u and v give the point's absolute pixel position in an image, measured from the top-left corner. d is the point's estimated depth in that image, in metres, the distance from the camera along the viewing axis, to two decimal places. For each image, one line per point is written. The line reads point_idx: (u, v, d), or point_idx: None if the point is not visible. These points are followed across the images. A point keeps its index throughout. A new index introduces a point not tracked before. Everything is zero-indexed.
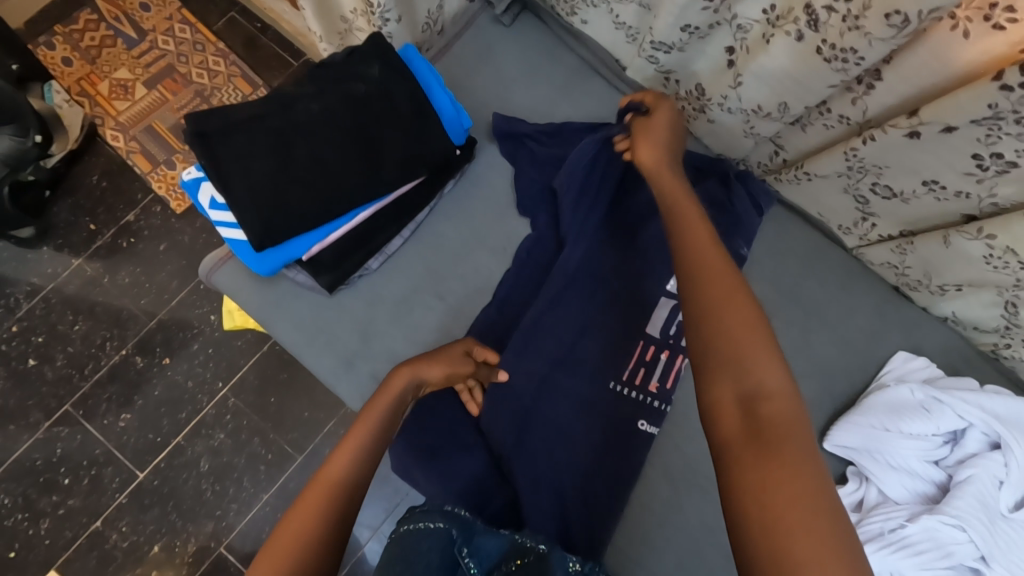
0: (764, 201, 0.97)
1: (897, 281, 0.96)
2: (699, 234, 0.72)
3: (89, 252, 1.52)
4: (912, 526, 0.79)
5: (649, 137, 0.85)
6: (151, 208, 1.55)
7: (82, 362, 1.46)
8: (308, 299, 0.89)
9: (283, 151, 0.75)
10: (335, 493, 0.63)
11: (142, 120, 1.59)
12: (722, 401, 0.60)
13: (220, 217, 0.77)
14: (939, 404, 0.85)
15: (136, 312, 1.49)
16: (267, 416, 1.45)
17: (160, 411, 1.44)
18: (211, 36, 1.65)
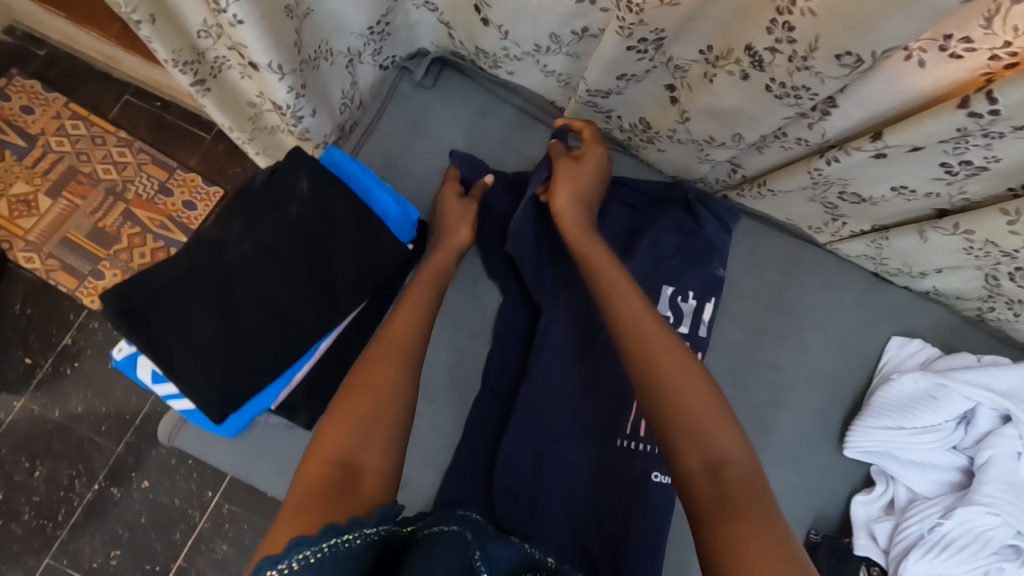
0: (730, 217, 0.91)
1: (876, 269, 0.95)
2: (631, 301, 0.72)
3: (30, 389, 1.38)
4: (948, 522, 0.78)
5: (572, 180, 0.82)
6: (88, 325, 1.41)
7: (53, 508, 1.33)
8: (287, 439, 0.81)
9: (221, 305, 0.68)
10: (401, 350, 0.67)
11: (54, 233, 1.45)
12: (690, 467, 0.60)
13: (166, 391, 0.68)
14: (944, 390, 0.83)
15: (98, 441, 1.37)
16: (268, 513, 1.37)
17: (151, 537, 1.34)
18: (110, 126, 1.51)
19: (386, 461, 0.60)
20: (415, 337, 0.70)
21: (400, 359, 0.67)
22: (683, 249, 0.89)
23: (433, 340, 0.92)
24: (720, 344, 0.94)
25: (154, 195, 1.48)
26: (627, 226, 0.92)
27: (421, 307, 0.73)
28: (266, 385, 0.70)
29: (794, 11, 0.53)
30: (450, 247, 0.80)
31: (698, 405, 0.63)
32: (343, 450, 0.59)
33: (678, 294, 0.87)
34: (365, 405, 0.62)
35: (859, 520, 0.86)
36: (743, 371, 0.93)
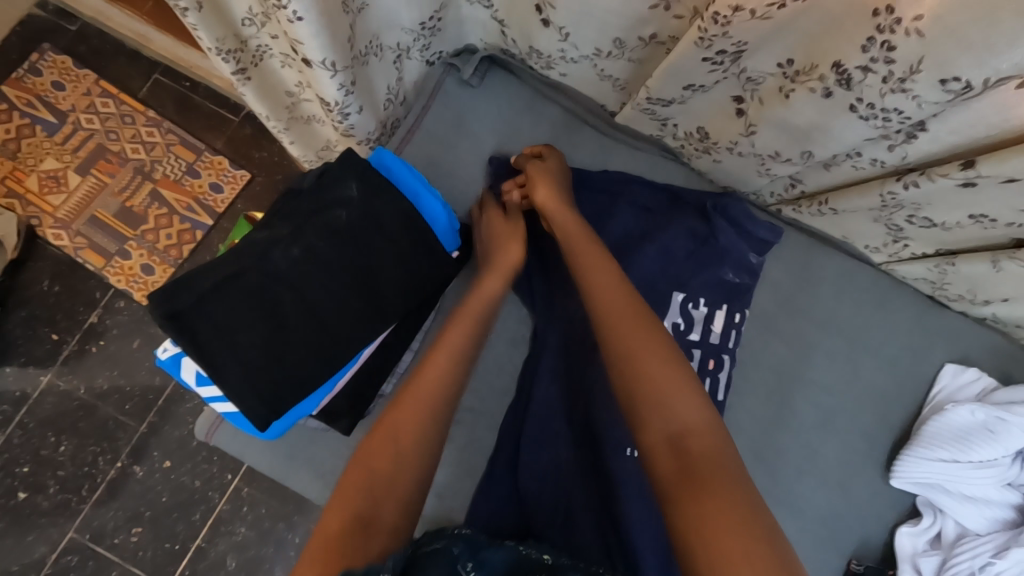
0: (748, 222, 0.87)
1: (933, 292, 0.91)
2: (602, 274, 0.71)
3: (57, 365, 1.39)
4: (1001, 562, 0.75)
5: (546, 177, 0.82)
6: (114, 304, 1.41)
7: (77, 483, 1.35)
8: (324, 442, 0.81)
9: (268, 311, 0.67)
10: (430, 396, 0.64)
11: (83, 211, 1.44)
12: (652, 440, 0.59)
13: (210, 393, 0.67)
14: (1003, 423, 0.80)
15: (123, 419, 1.38)
16: (287, 500, 1.38)
17: (172, 517, 1.35)
18: (139, 105, 1.50)
19: (403, 518, 0.58)
20: (447, 376, 0.66)
21: (435, 401, 0.64)
22: (694, 255, 0.88)
23: None
24: (763, 362, 0.91)
25: (182, 176, 1.47)
26: (644, 226, 0.90)
27: (463, 344, 0.68)
28: (311, 394, 0.69)
29: (897, 31, 0.50)
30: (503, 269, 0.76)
31: (662, 377, 0.62)
32: (364, 502, 0.58)
33: (689, 300, 0.87)
34: (389, 453, 0.61)
35: (903, 552, 0.84)
36: (787, 392, 0.90)
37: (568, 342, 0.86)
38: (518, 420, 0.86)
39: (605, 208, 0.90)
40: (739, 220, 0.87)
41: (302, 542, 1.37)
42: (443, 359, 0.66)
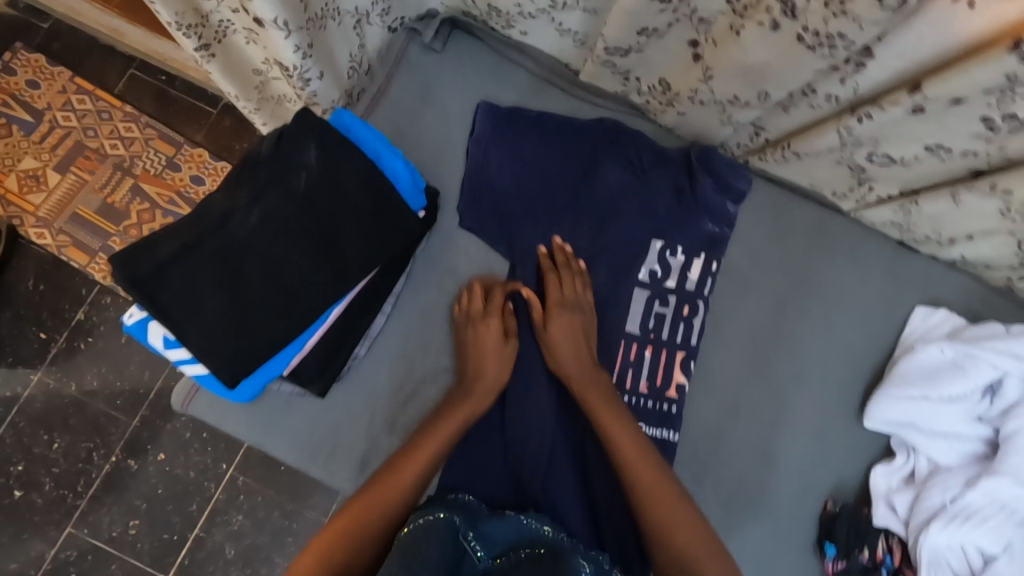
0: (732, 172, 0.89)
1: (902, 237, 0.92)
2: (610, 410, 0.78)
3: (46, 363, 1.39)
4: (972, 493, 0.76)
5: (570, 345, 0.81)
6: (100, 301, 1.41)
7: (72, 479, 1.35)
8: (300, 407, 0.81)
9: (230, 278, 0.66)
10: (401, 491, 0.71)
11: (64, 209, 1.44)
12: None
13: (179, 356, 0.68)
14: (972, 359, 0.81)
15: (114, 414, 1.38)
16: (281, 487, 1.39)
17: (168, 507, 1.36)
18: (116, 101, 1.49)
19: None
20: (423, 470, 0.73)
21: (402, 497, 0.71)
22: (675, 208, 0.89)
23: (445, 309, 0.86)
24: (740, 314, 0.91)
25: (162, 171, 1.47)
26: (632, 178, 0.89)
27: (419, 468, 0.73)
28: (279, 353, 0.69)
29: None
30: (484, 392, 0.79)
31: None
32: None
33: (667, 248, 0.89)
34: (371, 531, 0.68)
35: (878, 491, 0.84)
36: (764, 343, 0.90)
37: (532, 299, 0.87)
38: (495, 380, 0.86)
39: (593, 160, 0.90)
40: (722, 173, 0.89)
41: (299, 528, 1.38)
42: (418, 457, 0.73)
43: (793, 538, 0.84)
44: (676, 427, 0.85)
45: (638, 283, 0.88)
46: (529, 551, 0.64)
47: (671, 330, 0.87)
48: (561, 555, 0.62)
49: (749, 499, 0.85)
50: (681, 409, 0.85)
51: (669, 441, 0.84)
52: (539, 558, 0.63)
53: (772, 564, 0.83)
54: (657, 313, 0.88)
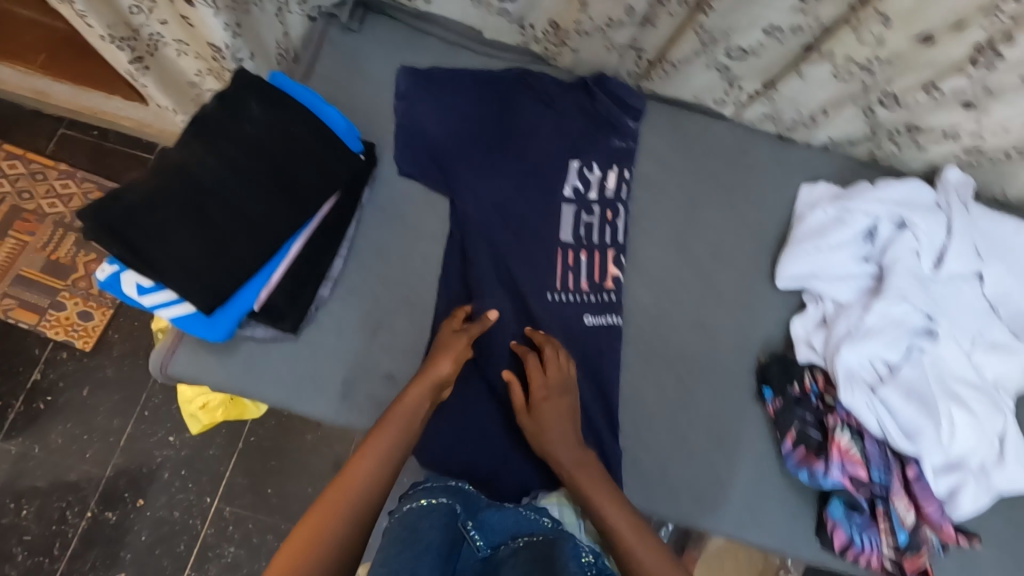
0: (627, 93, 1.03)
1: (778, 129, 1.08)
2: (585, 470, 0.80)
3: (6, 429, 1.53)
4: (870, 315, 0.90)
5: (557, 432, 0.82)
6: (56, 356, 1.59)
7: (48, 543, 1.47)
8: (275, 349, 0.88)
9: (195, 219, 0.74)
10: (356, 505, 0.69)
11: (10, 271, 1.64)
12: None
13: (155, 299, 0.74)
14: (848, 211, 0.98)
15: (86, 469, 1.52)
16: (270, 509, 1.53)
17: (156, 551, 1.48)
18: (49, 162, 1.74)
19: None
20: (373, 478, 0.72)
21: (356, 511, 0.69)
22: (585, 129, 1.03)
23: (397, 247, 0.95)
24: (656, 214, 1.03)
25: None
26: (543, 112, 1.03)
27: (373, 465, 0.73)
28: (248, 283, 0.77)
29: None
30: (426, 379, 0.81)
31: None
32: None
33: (584, 166, 1.01)
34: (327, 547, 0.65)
35: (798, 336, 0.96)
36: (682, 233, 1.03)
37: (474, 227, 0.97)
38: (453, 300, 0.94)
39: (509, 104, 1.03)
40: (619, 94, 1.03)
41: None
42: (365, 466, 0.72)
43: (736, 391, 0.95)
44: (618, 312, 0.96)
45: (565, 200, 1.00)
46: (527, 539, 0.74)
47: (599, 233, 0.99)
48: (556, 540, 0.71)
49: (693, 365, 0.96)
50: (620, 297, 0.97)
51: (614, 325, 0.95)
52: (535, 544, 0.72)
53: (726, 420, 0.93)
54: (585, 222, 0.99)
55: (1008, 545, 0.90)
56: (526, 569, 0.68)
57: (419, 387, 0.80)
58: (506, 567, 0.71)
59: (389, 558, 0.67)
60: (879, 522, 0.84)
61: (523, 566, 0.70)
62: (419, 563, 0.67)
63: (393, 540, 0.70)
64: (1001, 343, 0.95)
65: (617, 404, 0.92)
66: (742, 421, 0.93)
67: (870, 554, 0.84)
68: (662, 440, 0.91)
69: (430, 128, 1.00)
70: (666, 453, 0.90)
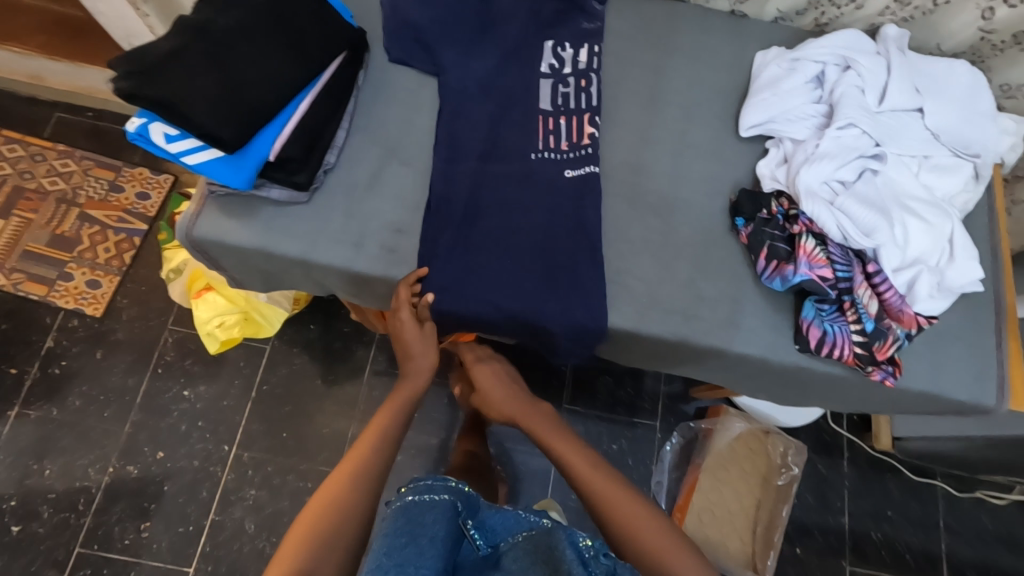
0: None
1: (731, 5, 1.20)
2: (527, 411, 1.05)
3: (23, 395, 1.58)
4: (824, 142, 1.01)
5: (494, 390, 1.10)
6: (68, 323, 1.65)
7: (73, 500, 1.50)
8: (289, 211, 0.96)
9: (214, 68, 0.83)
10: (363, 465, 0.85)
11: (16, 248, 1.71)
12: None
13: (182, 146, 0.84)
14: (798, 62, 1.09)
15: (105, 426, 1.56)
16: (289, 452, 1.56)
17: (180, 501, 1.51)
18: (48, 144, 1.83)
19: (341, 562, 0.75)
20: (382, 441, 0.90)
21: (363, 469, 0.84)
22: (555, 14, 1.14)
23: (394, 125, 1.05)
24: (625, 87, 1.13)
25: (106, 195, 1.78)
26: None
27: (376, 436, 0.91)
28: (264, 132, 0.86)
29: None
30: (419, 370, 1.01)
31: (631, 517, 0.85)
32: (308, 554, 0.73)
33: (558, 45, 1.12)
34: (344, 495, 0.80)
35: (764, 174, 1.06)
36: (651, 98, 1.13)
37: (463, 103, 1.07)
38: (447, 164, 1.02)
39: None
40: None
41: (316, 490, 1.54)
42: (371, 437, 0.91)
43: (711, 229, 1.05)
44: (596, 164, 1.05)
45: (542, 75, 1.10)
46: (525, 535, 0.83)
47: (577, 100, 1.09)
48: (554, 532, 0.81)
49: (670, 209, 1.06)
50: (597, 153, 1.06)
51: (592, 175, 1.04)
52: (533, 538, 0.82)
53: (706, 257, 1.03)
54: (563, 92, 1.09)
55: (962, 340, 1.00)
56: (529, 561, 0.77)
57: (420, 368, 1.02)
58: (506, 561, 0.80)
59: (395, 553, 0.73)
60: (847, 313, 0.94)
61: (524, 558, 0.79)
62: (425, 558, 0.73)
63: (399, 534, 0.75)
64: (944, 162, 1.05)
65: (604, 246, 1.02)
66: (720, 260, 1.02)
67: (843, 343, 0.94)
68: (645, 280, 1.01)
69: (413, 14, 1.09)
70: (648, 290, 1.00)
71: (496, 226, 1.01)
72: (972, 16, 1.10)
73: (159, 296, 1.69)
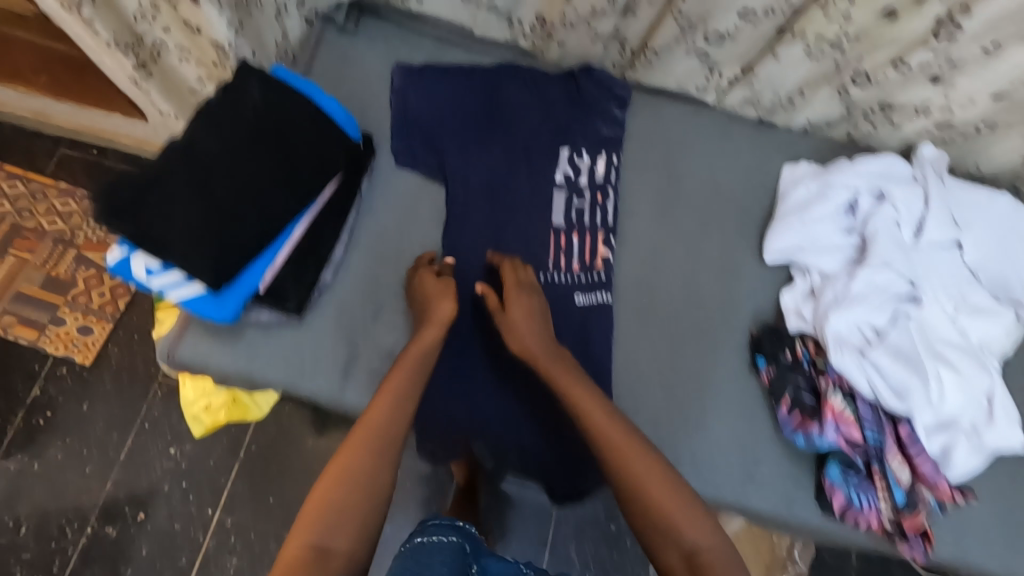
0: (618, 87, 1.08)
1: (759, 113, 1.12)
2: (570, 377, 0.83)
3: (5, 446, 1.49)
4: (856, 282, 0.93)
5: (525, 321, 0.88)
6: (55, 372, 1.54)
7: (48, 561, 1.42)
8: (280, 334, 0.90)
9: (201, 197, 0.77)
10: (374, 440, 0.73)
11: (8, 289, 1.60)
12: (672, 564, 0.72)
13: (162, 281, 0.76)
14: (829, 187, 1.02)
15: (85, 482, 1.47)
16: (274, 517, 1.47)
17: (158, 567, 1.42)
18: (49, 181, 1.70)
19: (356, 546, 0.66)
20: (400, 395, 0.78)
21: (379, 441, 0.73)
22: (572, 114, 1.07)
23: (395, 235, 0.99)
24: (642, 195, 1.07)
25: (103, 237, 1.65)
26: (531, 100, 1.07)
27: (396, 399, 0.77)
28: (253, 263, 0.80)
29: None
30: (438, 323, 0.85)
31: (677, 517, 0.73)
32: (319, 532, 0.65)
33: (574, 153, 1.06)
34: (360, 462, 0.70)
35: (788, 307, 0.99)
36: (669, 209, 1.07)
37: (470, 215, 1.01)
38: (449, 282, 0.98)
39: (497, 95, 1.07)
40: (604, 83, 1.08)
41: None
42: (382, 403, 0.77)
43: (728, 359, 0.98)
44: (607, 290, 0.99)
45: (556, 185, 1.04)
46: None
47: (591, 215, 1.03)
48: None
49: (685, 333, 0.99)
50: (609, 276, 1.00)
51: (606, 302, 0.98)
52: None
53: (719, 391, 0.96)
54: (577, 205, 1.03)
55: (995, 498, 0.92)
56: None
57: (436, 329, 0.85)
58: None
59: None
60: (875, 481, 0.87)
61: None
62: None
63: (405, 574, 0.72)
64: (984, 306, 0.98)
65: (611, 375, 0.95)
66: (737, 394, 0.96)
67: (871, 515, 0.86)
68: (656, 415, 0.94)
69: (421, 118, 1.05)
70: (658, 425, 0.93)
71: (498, 349, 0.96)
72: (1015, 145, 1.03)
73: (150, 349, 1.61)
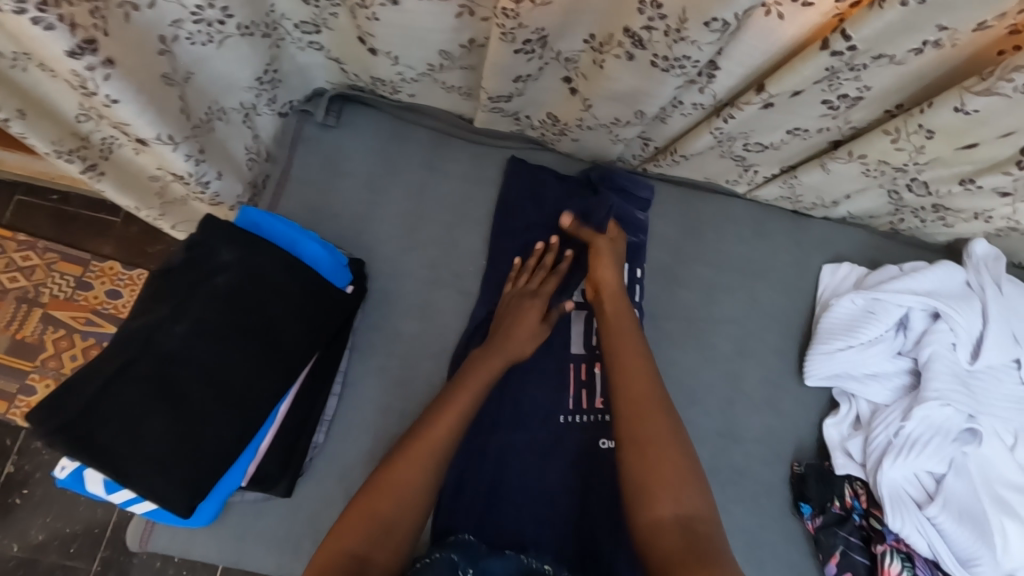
0: (641, 186, 0.96)
1: (795, 207, 1.00)
2: (628, 353, 0.78)
3: None
4: (911, 422, 0.83)
5: (605, 270, 0.84)
6: (29, 447, 1.26)
7: None
8: (268, 513, 0.77)
9: (167, 399, 0.66)
10: (438, 450, 0.70)
11: None
12: (663, 520, 0.67)
13: (125, 497, 0.65)
14: (880, 303, 0.89)
15: (67, 566, 1.22)
16: None
17: None
18: (5, 232, 1.35)
19: (395, 559, 0.64)
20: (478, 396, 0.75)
21: (439, 455, 0.70)
22: None
23: (394, 375, 0.85)
24: (670, 308, 0.96)
25: (72, 293, 1.34)
26: (544, 204, 0.93)
27: (464, 402, 0.73)
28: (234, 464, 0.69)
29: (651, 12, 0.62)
30: (507, 313, 0.83)
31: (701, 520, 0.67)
32: (360, 542, 0.63)
33: None
34: (414, 469, 0.68)
35: (833, 441, 0.90)
36: (699, 332, 0.95)
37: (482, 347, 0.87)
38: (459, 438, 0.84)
39: (506, 198, 0.93)
40: (625, 188, 0.95)
41: None
42: (459, 404, 0.73)
43: (770, 507, 0.89)
44: None
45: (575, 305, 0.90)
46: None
47: None
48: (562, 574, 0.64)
49: (724, 480, 0.89)
50: None
51: None
52: None
53: (761, 537, 0.88)
54: None
55: None
56: None
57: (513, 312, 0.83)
58: None
59: None
60: None
61: None
62: None
63: None
64: None
65: None
66: (782, 540, 0.88)
67: None
68: None
69: (416, 236, 0.92)
70: None
71: (517, 517, 0.81)
72: None
73: None
